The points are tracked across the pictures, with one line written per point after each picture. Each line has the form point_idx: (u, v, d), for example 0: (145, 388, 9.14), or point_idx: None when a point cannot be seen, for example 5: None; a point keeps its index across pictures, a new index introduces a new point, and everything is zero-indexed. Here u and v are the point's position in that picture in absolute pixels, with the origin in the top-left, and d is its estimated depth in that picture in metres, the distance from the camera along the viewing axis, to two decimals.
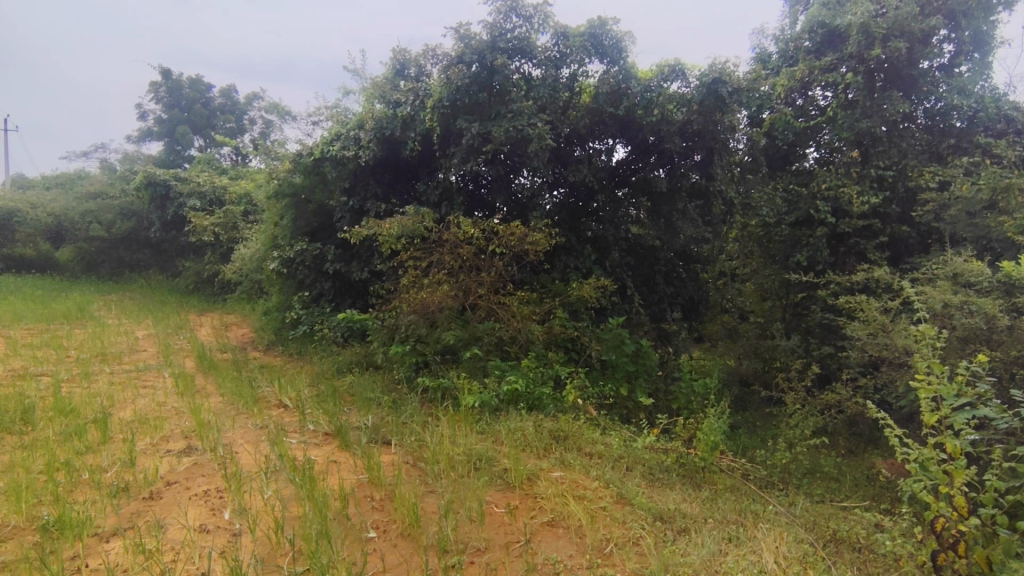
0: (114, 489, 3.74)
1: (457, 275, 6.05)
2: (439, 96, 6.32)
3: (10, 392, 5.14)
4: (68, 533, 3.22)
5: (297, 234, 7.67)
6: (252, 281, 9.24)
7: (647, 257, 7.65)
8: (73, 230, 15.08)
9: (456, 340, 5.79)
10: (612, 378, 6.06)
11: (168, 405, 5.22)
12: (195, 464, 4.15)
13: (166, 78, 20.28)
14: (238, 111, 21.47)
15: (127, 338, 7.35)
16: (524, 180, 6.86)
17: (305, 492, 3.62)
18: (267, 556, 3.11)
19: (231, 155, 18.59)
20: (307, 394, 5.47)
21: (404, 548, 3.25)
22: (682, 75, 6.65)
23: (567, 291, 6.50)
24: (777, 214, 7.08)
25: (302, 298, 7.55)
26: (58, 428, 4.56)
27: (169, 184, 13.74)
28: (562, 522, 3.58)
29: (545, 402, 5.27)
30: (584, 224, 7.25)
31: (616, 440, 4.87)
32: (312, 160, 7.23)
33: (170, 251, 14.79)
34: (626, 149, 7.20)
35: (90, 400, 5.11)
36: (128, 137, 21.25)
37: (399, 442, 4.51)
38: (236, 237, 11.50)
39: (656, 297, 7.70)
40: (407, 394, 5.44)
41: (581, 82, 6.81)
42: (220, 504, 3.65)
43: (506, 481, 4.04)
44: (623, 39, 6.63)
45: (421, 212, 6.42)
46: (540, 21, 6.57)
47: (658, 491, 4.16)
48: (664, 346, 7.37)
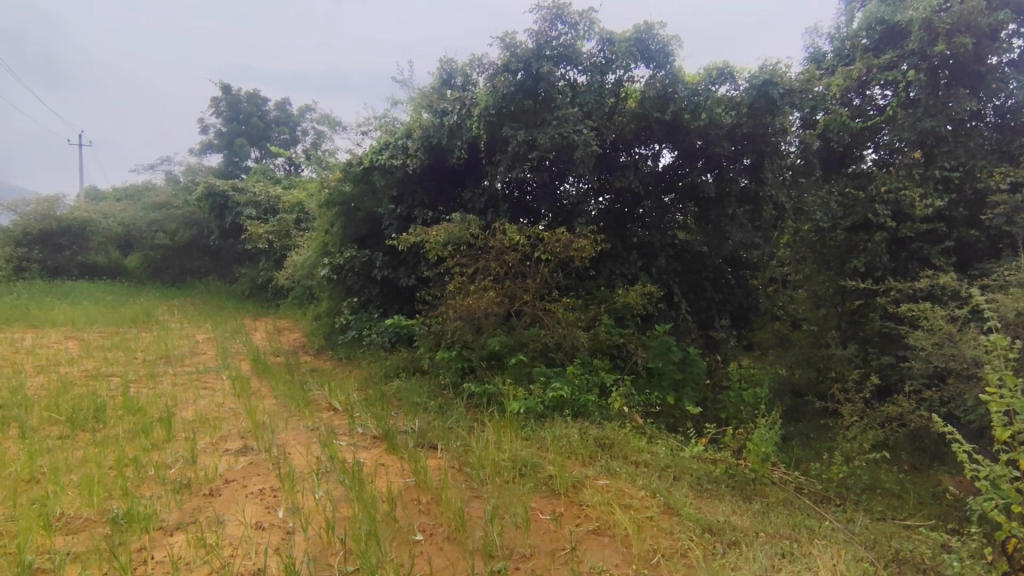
0: (178, 484, 3.92)
1: (503, 281, 6.10)
2: (484, 105, 6.45)
3: (84, 391, 5.46)
4: (136, 526, 3.40)
5: (346, 241, 7.88)
6: (303, 287, 9.55)
7: (694, 263, 7.55)
8: (140, 239, 15.94)
9: (502, 346, 5.84)
10: (658, 386, 5.96)
11: (227, 406, 5.45)
12: (251, 464, 4.31)
13: (225, 93, 21.26)
14: (292, 122, 22.22)
15: (188, 340, 7.72)
16: (569, 187, 6.78)
17: (355, 493, 3.71)
18: (318, 554, 3.20)
19: (285, 165, 19.29)
20: (357, 397, 5.61)
21: (451, 552, 3.28)
22: (731, 77, 6.57)
23: (612, 297, 6.45)
24: (832, 218, 6.86)
25: (351, 304, 7.77)
26: (126, 426, 4.82)
27: (227, 195, 14.37)
28: (608, 531, 3.54)
29: (591, 409, 5.24)
30: (629, 229, 7.19)
31: (663, 449, 4.79)
32: (362, 169, 7.46)
33: (228, 258, 15.47)
34: (672, 154, 7.09)
35: (155, 400, 5.38)
36: (191, 150, 22.38)
37: (446, 447, 4.56)
38: (289, 245, 11.91)
39: (704, 304, 7.62)
40: (454, 399, 5.51)
41: (627, 88, 6.75)
42: (274, 502, 3.78)
43: (551, 488, 4.03)
44: (670, 43, 6.55)
45: (467, 220, 6.49)
46: (586, 28, 6.56)
47: (707, 502, 4.07)
48: (711, 354, 7.26)
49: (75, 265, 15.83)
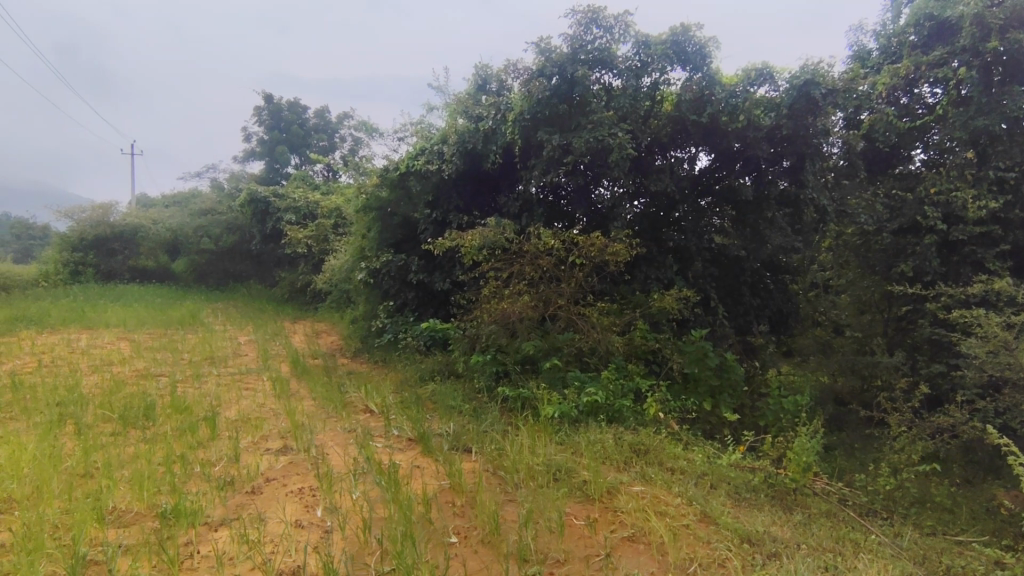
0: (222, 482, 4.05)
1: (537, 286, 6.11)
2: (520, 110, 6.54)
3: (135, 390, 5.69)
4: (182, 520, 3.52)
5: (382, 246, 8.00)
6: (340, 291, 9.75)
7: (731, 267, 7.39)
8: (187, 244, 16.55)
9: (536, 350, 5.85)
10: (694, 393, 5.86)
11: (268, 407, 5.60)
12: (290, 463, 4.42)
13: (267, 102, 21.93)
14: (330, 130, 22.77)
15: (231, 342, 7.98)
16: (603, 191, 6.75)
17: (391, 495, 3.76)
18: (355, 553, 3.25)
19: (325, 171, 19.77)
20: (392, 400, 5.69)
21: (485, 555, 3.30)
22: (770, 78, 6.44)
23: (647, 302, 6.39)
24: (877, 221, 6.66)
25: (387, 308, 7.91)
26: (174, 424, 5.00)
27: (268, 201, 14.87)
28: (643, 538, 3.50)
29: (626, 415, 5.20)
30: (665, 234, 7.12)
31: (699, 457, 4.71)
32: (398, 175, 7.61)
33: (269, 263, 15.94)
34: (709, 157, 6.99)
35: (201, 400, 5.56)
36: (234, 158, 23.16)
37: (480, 450, 4.59)
38: (327, 249, 12.19)
39: (742, 309, 7.45)
40: (488, 403, 5.53)
41: (663, 90, 6.72)
42: (313, 502, 3.86)
43: (585, 493, 4.00)
44: (707, 44, 6.48)
45: (502, 224, 6.53)
46: (621, 32, 6.53)
47: (745, 511, 3.98)
48: (749, 360, 7.11)
49: (127, 270, 16.51)
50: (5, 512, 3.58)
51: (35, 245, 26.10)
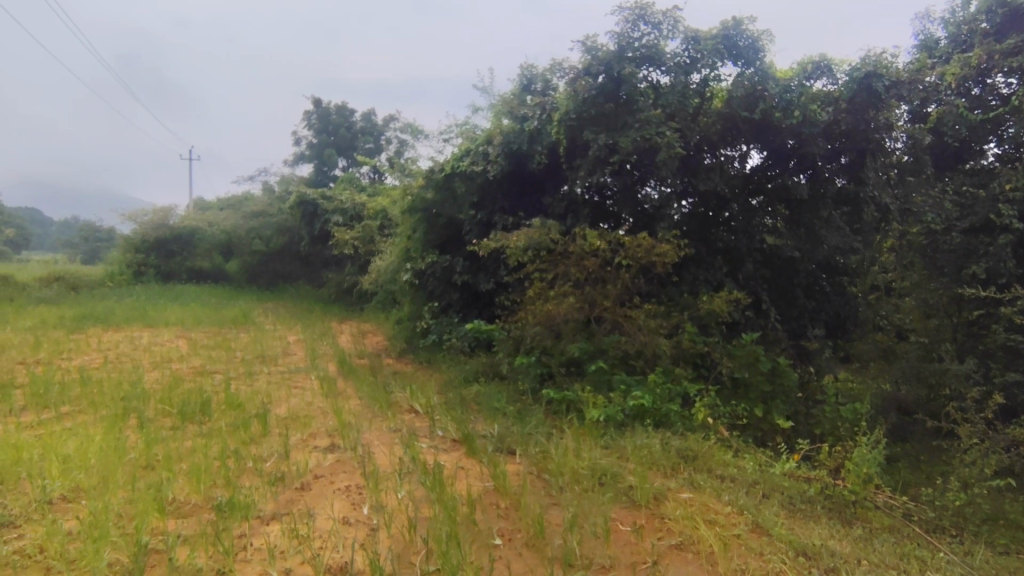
0: (274, 477, 4.15)
1: (583, 287, 6.05)
2: (565, 109, 6.51)
3: (192, 386, 5.92)
4: (236, 513, 3.61)
5: (427, 246, 8.09)
6: (385, 291, 9.89)
7: (784, 269, 7.14)
8: (240, 246, 17.19)
9: (581, 353, 5.80)
10: (745, 399, 5.66)
11: (316, 405, 5.71)
12: (338, 461, 4.50)
13: (316, 106, 22.56)
14: (377, 132, 23.19)
15: (281, 341, 8.21)
16: (650, 190, 6.58)
17: (436, 495, 3.77)
18: (401, 552, 3.27)
19: (371, 173, 20.17)
20: (437, 401, 5.71)
21: (529, 558, 3.25)
22: (828, 71, 6.33)
23: (696, 304, 6.23)
24: (946, 220, 6.31)
25: (431, 309, 7.98)
26: (229, 419, 5.18)
27: (317, 203, 15.33)
28: (692, 547, 3.39)
29: (673, 419, 5.09)
30: (714, 234, 6.93)
31: (751, 464, 4.54)
32: (443, 176, 7.69)
33: (316, 264, 16.37)
34: (761, 155, 6.77)
35: (253, 397, 5.74)
36: (286, 162, 23.92)
37: (525, 452, 4.56)
38: (372, 250, 12.41)
39: (796, 313, 7.19)
40: (532, 405, 5.49)
41: (713, 87, 6.59)
42: (360, 499, 3.91)
43: (631, 499, 3.92)
44: (760, 38, 6.38)
45: (547, 225, 6.50)
46: (670, 27, 6.40)
47: (800, 523, 3.80)
48: (803, 366, 6.86)
49: (185, 270, 17.28)
50: (75, 501, 3.76)
51: (102, 247, 27.60)
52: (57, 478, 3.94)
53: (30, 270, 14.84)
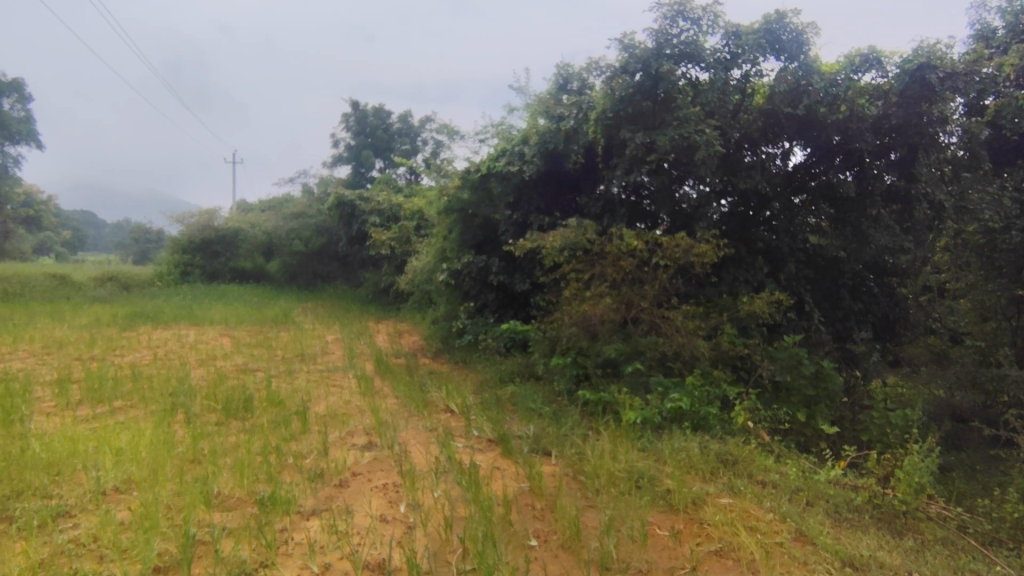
0: (313, 473, 4.23)
1: (619, 287, 5.99)
2: (602, 108, 6.45)
3: (236, 383, 6.09)
4: (278, 508, 3.69)
5: (463, 247, 8.13)
6: (421, 292, 9.99)
7: (829, 270, 6.94)
8: (281, 247, 17.64)
9: (618, 354, 5.73)
10: (787, 402, 5.50)
11: (353, 404, 5.80)
12: (375, 459, 4.56)
13: (355, 109, 22.97)
14: (413, 134, 23.50)
15: (320, 340, 8.37)
16: (688, 189, 6.47)
17: (472, 495, 3.78)
18: (438, 550, 3.28)
19: (408, 174, 20.46)
20: (472, 401, 5.74)
21: (566, 560, 3.23)
22: (877, 64, 6.10)
23: (735, 305, 6.10)
24: (1004, 217, 5.96)
25: (467, 309, 8.03)
26: (270, 416, 5.30)
27: (355, 204, 15.61)
28: (733, 553, 3.30)
29: (712, 423, 4.97)
30: (754, 234, 6.75)
31: (794, 470, 4.41)
32: (479, 177, 7.65)
33: (354, 264, 16.71)
34: (805, 152, 6.58)
35: (293, 395, 5.86)
36: (325, 165, 24.45)
37: (561, 454, 4.53)
38: (409, 251, 12.57)
39: (841, 314, 6.97)
40: (568, 406, 5.46)
41: (755, 82, 6.43)
42: (397, 497, 3.95)
43: (669, 503, 3.85)
44: (805, 31, 6.20)
45: (584, 225, 6.46)
46: (710, 23, 6.27)
47: (847, 533, 3.66)
48: (848, 369, 6.64)
49: (228, 270, 17.82)
50: (126, 492, 3.91)
51: (152, 248, 28.71)
52: (111, 470, 4.10)
53: (86, 270, 15.53)
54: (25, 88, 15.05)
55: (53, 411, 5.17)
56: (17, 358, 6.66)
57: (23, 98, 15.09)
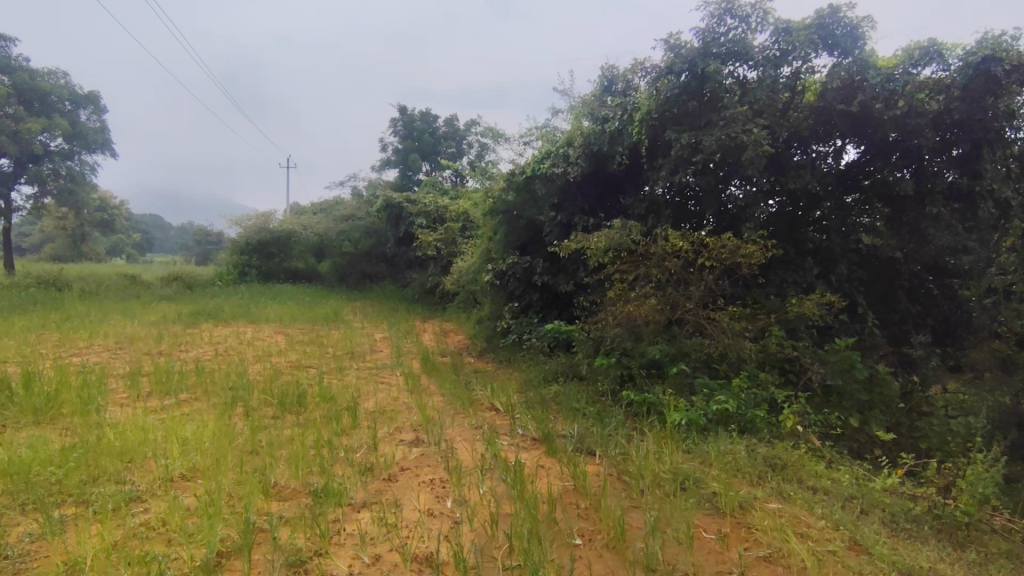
0: (364, 467, 4.39)
1: (664, 288, 5.96)
2: (647, 109, 6.40)
3: (291, 379, 6.35)
4: (331, 499, 3.85)
5: (508, 248, 8.25)
6: (466, 292, 10.14)
7: (884, 271, 6.77)
8: (331, 248, 18.22)
9: (662, 354, 5.72)
10: (839, 407, 5.31)
11: (401, 400, 5.96)
12: (423, 455, 4.69)
13: (402, 113, 23.46)
14: (458, 137, 23.86)
15: (368, 339, 8.61)
16: (734, 190, 6.34)
17: (517, 492, 3.84)
18: (484, 546, 3.36)
19: (455, 177, 20.85)
20: (517, 399, 5.82)
21: (610, 559, 3.25)
22: (938, 57, 5.88)
23: (784, 307, 5.96)
24: None
25: (511, 309, 8.12)
26: (323, 411, 5.51)
27: (402, 206, 16.00)
28: (782, 560, 3.25)
29: (759, 426, 4.89)
30: (804, 234, 6.61)
31: (846, 477, 4.29)
32: (524, 179, 7.88)
33: (402, 265, 17.15)
34: (859, 149, 6.43)
35: (344, 390, 6.08)
36: (374, 168, 25.07)
37: (605, 454, 4.55)
38: (455, 252, 12.81)
39: (897, 317, 6.81)
40: (612, 406, 5.48)
41: (806, 79, 6.27)
42: (444, 492, 4.06)
43: (716, 506, 3.82)
44: (860, 25, 6.02)
45: (628, 226, 6.43)
46: (759, 20, 6.15)
47: (904, 543, 3.54)
48: (905, 374, 6.42)
49: (282, 271, 18.54)
50: (191, 480, 4.15)
51: (213, 249, 29.90)
52: (177, 458, 4.36)
53: (154, 270, 16.50)
54: (99, 100, 16.06)
55: (125, 402, 5.51)
56: (92, 352, 7.12)
57: (98, 110, 16.10)
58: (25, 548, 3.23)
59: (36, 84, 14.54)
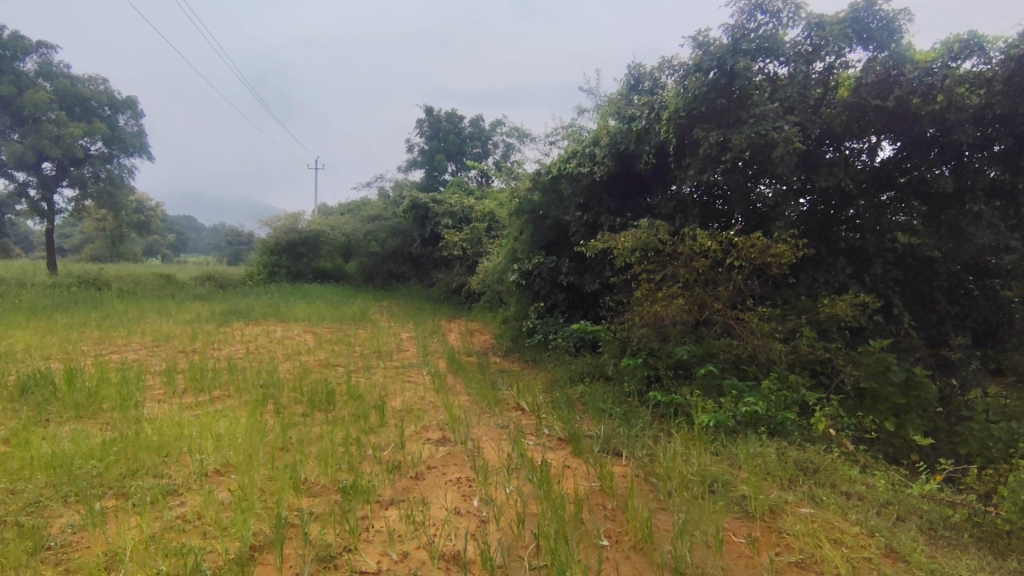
0: (392, 465, 4.44)
1: (692, 288, 5.91)
2: (674, 107, 6.31)
3: (320, 377, 6.46)
4: (359, 496, 3.90)
5: (534, 247, 8.26)
6: (492, 292, 10.18)
7: (921, 270, 6.58)
8: (358, 248, 18.45)
9: (689, 354, 5.67)
10: (874, 410, 5.16)
11: (428, 399, 6.02)
12: (449, 453, 4.72)
13: (428, 114, 23.64)
14: (484, 137, 23.94)
15: (395, 338, 8.70)
16: (763, 189, 6.24)
17: (543, 492, 3.84)
18: (510, 545, 3.37)
19: (480, 177, 20.94)
20: (543, 399, 5.82)
21: (638, 561, 3.23)
22: (979, 50, 5.70)
23: (815, 308, 5.84)
24: None
25: (537, 309, 8.13)
26: (352, 409, 5.60)
27: (428, 206, 16.15)
28: (815, 566, 3.18)
29: (790, 428, 4.80)
30: (836, 233, 6.49)
31: (882, 482, 4.18)
32: (550, 178, 7.95)
33: (428, 265, 17.30)
34: (894, 146, 6.26)
35: (372, 389, 6.16)
36: (401, 169, 25.34)
37: (632, 455, 4.53)
38: (481, 252, 12.87)
39: (935, 318, 6.64)
40: (639, 407, 5.45)
41: (839, 74, 6.14)
42: (471, 491, 4.08)
43: (745, 510, 3.76)
44: (896, 18, 5.88)
45: (655, 225, 6.38)
46: (791, 15, 6.04)
47: (944, 551, 3.44)
48: (943, 377, 6.22)
49: (311, 270, 18.85)
50: (225, 474, 4.25)
51: (244, 249, 30.48)
52: (212, 453, 4.47)
53: (188, 270, 16.97)
54: (137, 104, 16.52)
55: (162, 398, 5.67)
56: (131, 349, 7.35)
57: (136, 114, 16.56)
58: (67, 539, 3.35)
59: (76, 89, 15.03)
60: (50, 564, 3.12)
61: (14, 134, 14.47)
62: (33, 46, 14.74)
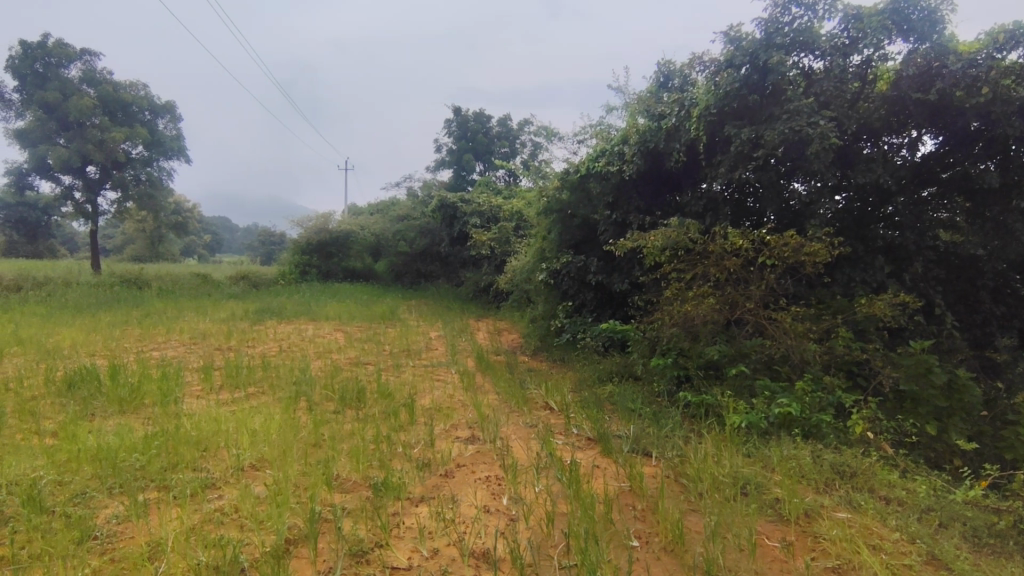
0: (422, 463, 4.49)
1: (723, 287, 5.83)
2: (705, 104, 6.22)
3: (351, 375, 6.56)
4: (390, 492, 3.94)
5: (562, 247, 8.26)
6: (520, 291, 10.20)
7: (965, 269, 6.37)
8: (387, 247, 18.69)
9: (720, 355, 5.59)
10: (914, 413, 5.01)
11: (456, 398, 6.06)
12: (478, 452, 4.75)
13: (456, 114, 23.76)
14: (511, 136, 23.97)
15: (424, 337, 8.78)
16: (797, 186, 6.11)
17: (573, 492, 3.83)
18: (540, 543, 3.37)
19: (508, 176, 20.98)
20: (571, 399, 5.81)
21: (668, 563, 3.20)
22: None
23: (852, 308, 5.71)
24: None
25: (565, 308, 8.13)
26: (382, 407, 5.67)
27: (456, 206, 16.26)
28: (853, 572, 3.10)
29: (825, 431, 4.70)
30: (873, 231, 6.32)
31: (923, 487, 4.05)
32: (578, 177, 7.90)
33: (455, 265, 17.42)
34: (936, 141, 6.07)
35: (401, 387, 6.23)
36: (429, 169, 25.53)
37: (662, 455, 4.49)
38: (509, 252, 12.92)
39: (980, 318, 6.42)
40: (669, 408, 5.40)
41: (878, 67, 5.99)
42: (500, 490, 4.10)
43: (780, 513, 3.69)
44: (938, 9, 5.71)
45: (685, 224, 6.31)
46: (826, 7, 5.90)
47: (989, 560, 3.32)
48: (988, 380, 6.00)
49: (341, 270, 19.10)
50: (260, 469, 4.35)
51: (276, 249, 31.14)
52: (248, 448, 4.58)
53: (223, 271, 17.23)
54: (175, 109, 16.98)
55: (200, 394, 5.83)
56: (171, 346, 7.58)
57: (174, 118, 17.03)
58: (112, 529, 3.47)
59: (117, 94, 15.51)
60: (97, 553, 3.24)
61: (60, 139, 14.99)
62: (77, 54, 15.25)
